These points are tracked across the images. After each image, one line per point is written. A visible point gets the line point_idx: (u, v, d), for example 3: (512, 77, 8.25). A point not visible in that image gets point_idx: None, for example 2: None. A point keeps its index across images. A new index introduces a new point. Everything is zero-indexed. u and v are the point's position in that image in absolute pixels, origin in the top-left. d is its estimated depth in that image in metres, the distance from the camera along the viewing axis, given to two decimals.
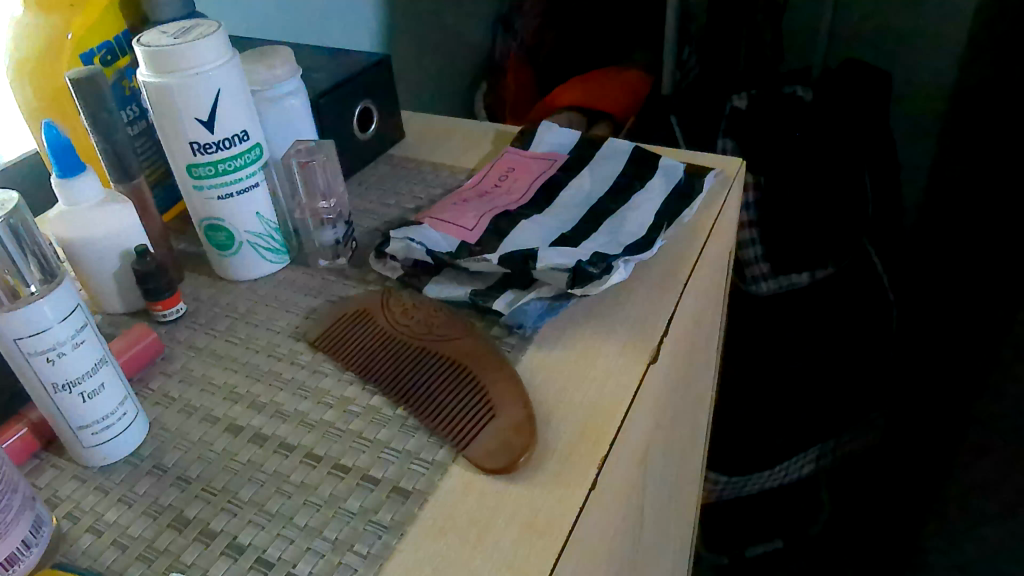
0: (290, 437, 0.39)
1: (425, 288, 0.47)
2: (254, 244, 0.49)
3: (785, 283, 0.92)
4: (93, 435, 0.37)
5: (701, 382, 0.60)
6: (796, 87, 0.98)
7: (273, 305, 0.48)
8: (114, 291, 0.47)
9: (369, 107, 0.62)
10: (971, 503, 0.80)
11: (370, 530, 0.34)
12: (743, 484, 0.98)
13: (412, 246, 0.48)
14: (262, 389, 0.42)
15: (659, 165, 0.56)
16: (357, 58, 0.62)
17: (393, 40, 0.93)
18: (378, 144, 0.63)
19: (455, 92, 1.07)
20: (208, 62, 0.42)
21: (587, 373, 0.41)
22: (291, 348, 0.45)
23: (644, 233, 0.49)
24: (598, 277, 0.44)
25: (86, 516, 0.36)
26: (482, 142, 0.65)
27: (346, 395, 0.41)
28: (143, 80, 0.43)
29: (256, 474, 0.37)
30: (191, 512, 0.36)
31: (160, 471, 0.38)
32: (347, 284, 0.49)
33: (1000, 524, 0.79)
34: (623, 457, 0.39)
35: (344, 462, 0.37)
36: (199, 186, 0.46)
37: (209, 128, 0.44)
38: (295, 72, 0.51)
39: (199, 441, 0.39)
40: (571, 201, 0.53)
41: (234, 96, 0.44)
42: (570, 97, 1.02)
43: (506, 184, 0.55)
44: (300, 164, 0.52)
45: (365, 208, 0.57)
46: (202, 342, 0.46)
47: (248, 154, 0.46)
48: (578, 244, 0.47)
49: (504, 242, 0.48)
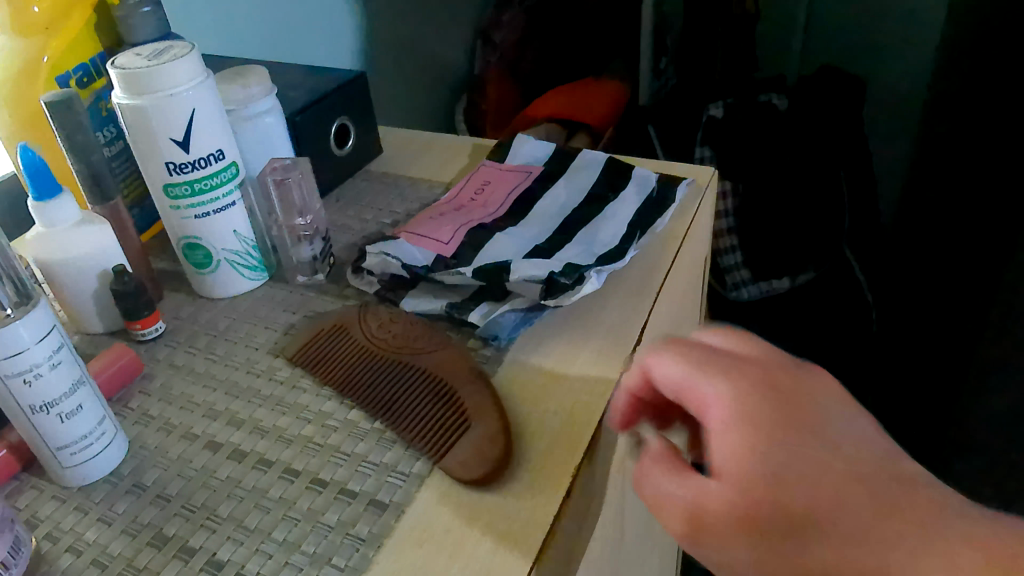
0: (268, 452, 0.39)
1: (401, 302, 0.48)
2: (232, 262, 0.49)
3: (765, 287, 0.95)
4: (72, 455, 0.37)
5: None
6: (771, 94, 0.99)
7: (252, 322, 0.49)
8: (93, 311, 0.47)
9: (346, 124, 0.62)
10: None
11: (348, 543, 0.34)
12: None
13: (388, 260, 0.49)
14: (240, 406, 0.42)
15: (632, 176, 0.56)
16: (333, 75, 0.62)
17: (372, 56, 0.93)
18: (356, 159, 0.64)
19: (435, 105, 1.08)
20: (182, 83, 0.42)
21: (562, 383, 0.42)
22: (270, 364, 0.45)
23: (617, 242, 0.50)
24: (570, 287, 0.45)
25: (66, 536, 0.36)
26: (458, 155, 0.66)
27: (324, 410, 0.41)
28: (117, 101, 0.43)
29: (234, 491, 0.37)
30: (170, 530, 0.36)
31: (139, 490, 0.38)
32: (326, 300, 0.50)
33: None
34: (600, 463, 0.40)
35: (322, 477, 0.37)
36: (176, 206, 0.46)
37: (185, 148, 0.44)
38: (270, 91, 0.52)
39: (178, 458, 0.40)
40: (546, 212, 0.53)
41: (209, 117, 0.44)
42: (549, 107, 1.01)
43: (482, 197, 0.56)
44: (276, 181, 0.52)
45: (343, 223, 0.58)
46: (181, 360, 0.46)
47: (224, 173, 0.46)
48: (551, 255, 0.48)
49: (479, 255, 0.49)
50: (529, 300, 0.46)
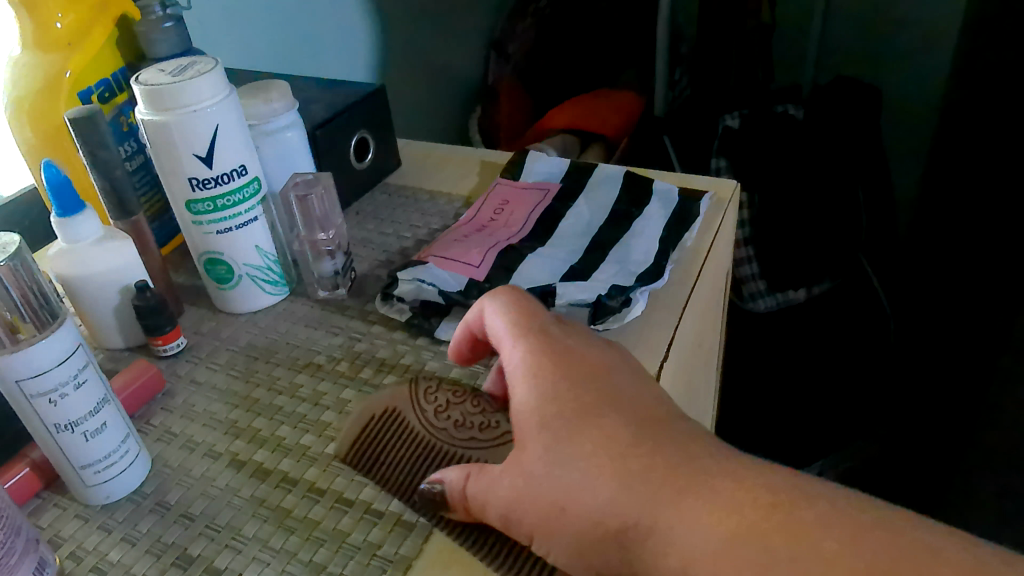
0: (293, 470, 0.39)
1: (437, 331, 0.46)
2: (253, 277, 0.49)
3: (782, 299, 0.93)
4: (96, 473, 0.37)
5: (703, 405, 0.60)
6: (787, 106, 0.98)
7: (273, 337, 0.48)
8: (114, 327, 0.47)
9: (365, 137, 0.62)
10: None
11: (375, 564, 0.34)
12: None
13: (423, 287, 0.47)
14: (263, 423, 0.42)
15: (654, 190, 0.56)
16: (350, 90, 0.62)
17: (386, 68, 0.93)
18: (374, 174, 0.64)
19: (448, 117, 1.08)
20: (206, 99, 0.42)
21: None
22: (292, 381, 0.45)
23: (652, 260, 0.49)
24: (618, 310, 0.45)
25: (89, 556, 0.36)
26: (476, 170, 0.65)
27: (347, 428, 0.41)
28: (141, 117, 0.43)
29: (259, 510, 0.37)
30: (195, 549, 0.35)
31: (163, 509, 0.38)
32: (347, 316, 0.49)
33: None
34: None
35: (347, 496, 0.37)
36: (198, 221, 0.46)
37: (207, 163, 0.44)
38: (292, 105, 0.52)
39: (201, 476, 0.39)
40: (572, 231, 0.53)
41: (231, 132, 0.44)
42: (562, 119, 1.01)
43: (503, 216, 0.55)
44: (298, 197, 0.51)
45: (363, 237, 0.58)
46: (202, 377, 0.46)
47: (246, 188, 0.46)
48: (589, 277, 0.47)
49: (514, 279, 0.48)
50: (574, 325, 0.45)
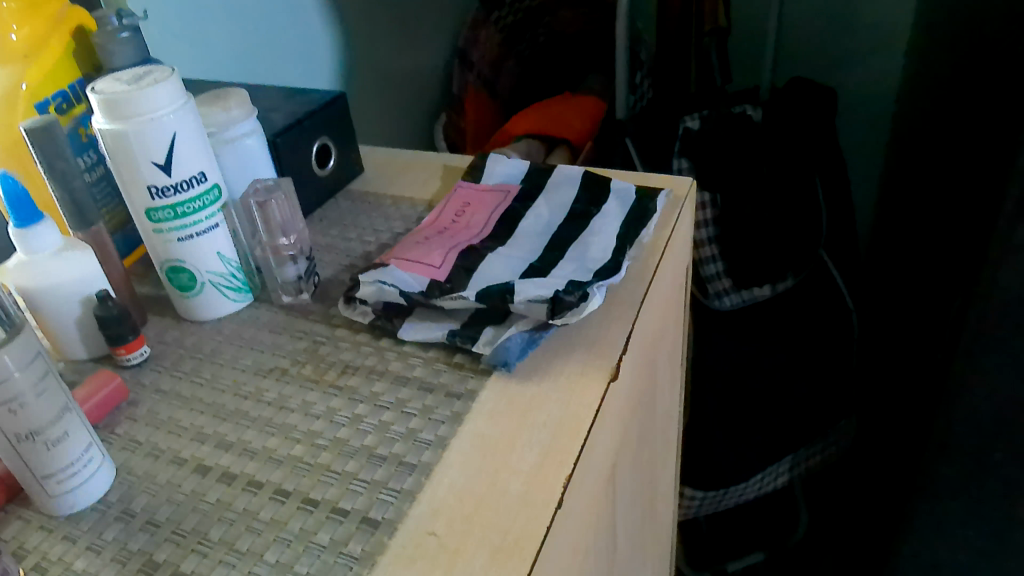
0: (258, 473, 0.39)
1: (400, 331, 0.47)
2: (216, 284, 0.49)
3: (747, 297, 0.96)
4: (59, 483, 0.37)
5: (667, 399, 0.61)
6: (746, 107, 0.98)
7: (237, 344, 0.49)
8: (77, 339, 0.47)
9: (327, 144, 0.62)
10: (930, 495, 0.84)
11: (341, 561, 0.34)
12: (719, 499, 1.01)
13: (384, 288, 0.47)
14: (229, 428, 0.42)
15: (611, 189, 0.57)
16: (311, 97, 0.63)
17: (351, 76, 0.94)
18: (338, 180, 0.64)
19: (414, 127, 1.09)
20: (163, 107, 0.43)
21: (550, 396, 0.42)
22: (257, 386, 0.45)
23: (610, 256, 0.50)
24: (575, 305, 0.45)
25: (54, 566, 0.36)
26: (438, 173, 0.66)
27: (313, 430, 0.41)
28: (98, 127, 0.43)
29: (225, 514, 0.37)
30: (160, 555, 0.35)
31: (128, 517, 0.38)
32: (311, 321, 0.50)
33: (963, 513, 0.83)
34: (588, 476, 0.40)
35: (313, 496, 0.37)
36: (159, 229, 0.46)
37: (167, 171, 0.44)
38: (251, 113, 0.52)
39: (166, 483, 0.39)
40: (532, 230, 0.54)
41: (190, 139, 0.44)
42: (526, 124, 1.03)
43: (464, 219, 0.56)
44: (259, 203, 0.51)
45: (327, 243, 0.58)
46: (167, 385, 0.46)
47: (207, 195, 0.47)
48: (548, 274, 0.48)
49: (474, 279, 0.48)
50: (534, 320, 0.46)
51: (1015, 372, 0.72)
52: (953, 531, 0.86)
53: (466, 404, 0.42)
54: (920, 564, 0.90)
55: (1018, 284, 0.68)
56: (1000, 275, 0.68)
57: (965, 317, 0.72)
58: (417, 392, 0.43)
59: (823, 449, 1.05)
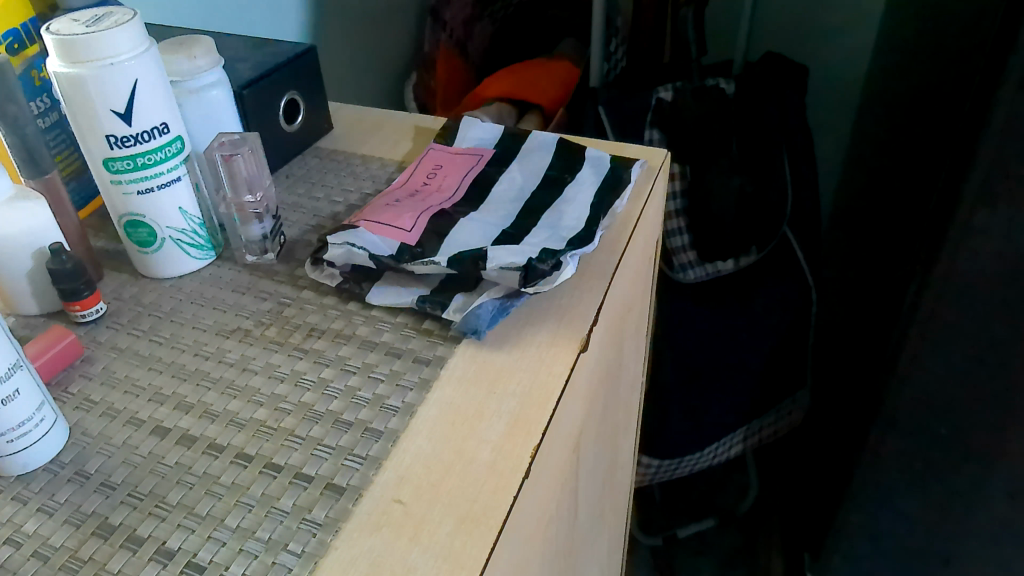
0: (219, 437, 0.38)
1: (368, 295, 0.46)
2: (177, 241, 0.48)
3: (711, 270, 0.96)
4: (8, 443, 0.35)
5: (632, 369, 0.62)
6: (718, 80, 0.98)
7: (199, 303, 0.47)
8: (28, 293, 0.45)
9: (295, 99, 0.60)
10: (876, 468, 0.87)
11: (304, 528, 0.34)
12: (674, 467, 1.04)
13: (353, 251, 0.46)
14: (189, 389, 0.41)
15: (586, 157, 0.56)
16: (280, 48, 0.60)
17: (320, 29, 0.91)
18: (306, 137, 0.62)
19: (383, 85, 1.06)
20: (124, 51, 0.40)
21: (520, 365, 0.42)
22: (218, 347, 0.44)
23: (583, 225, 0.49)
24: (549, 273, 0.45)
25: (4, 527, 0.34)
26: (409, 134, 0.64)
27: (277, 393, 0.40)
28: (53, 70, 0.41)
29: (184, 477, 0.36)
30: (117, 518, 0.35)
31: (82, 478, 0.36)
32: (276, 281, 0.49)
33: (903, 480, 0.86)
34: (555, 445, 0.40)
35: (276, 461, 0.37)
36: (117, 181, 0.44)
37: (127, 120, 0.42)
38: (218, 63, 0.50)
39: (123, 445, 0.38)
40: (504, 196, 0.53)
41: (152, 87, 0.42)
42: (497, 88, 1.01)
43: (436, 182, 0.55)
44: (224, 157, 0.50)
45: (293, 202, 0.56)
46: (124, 343, 0.44)
47: (169, 147, 0.45)
48: (521, 241, 0.47)
49: (445, 244, 0.47)
50: (506, 288, 0.45)
51: (964, 354, 0.74)
52: (895, 504, 0.89)
53: (434, 371, 0.41)
54: (863, 533, 0.93)
55: (974, 268, 0.69)
56: (956, 260, 0.69)
57: (920, 299, 0.73)
58: (384, 357, 0.42)
59: (776, 420, 1.08)
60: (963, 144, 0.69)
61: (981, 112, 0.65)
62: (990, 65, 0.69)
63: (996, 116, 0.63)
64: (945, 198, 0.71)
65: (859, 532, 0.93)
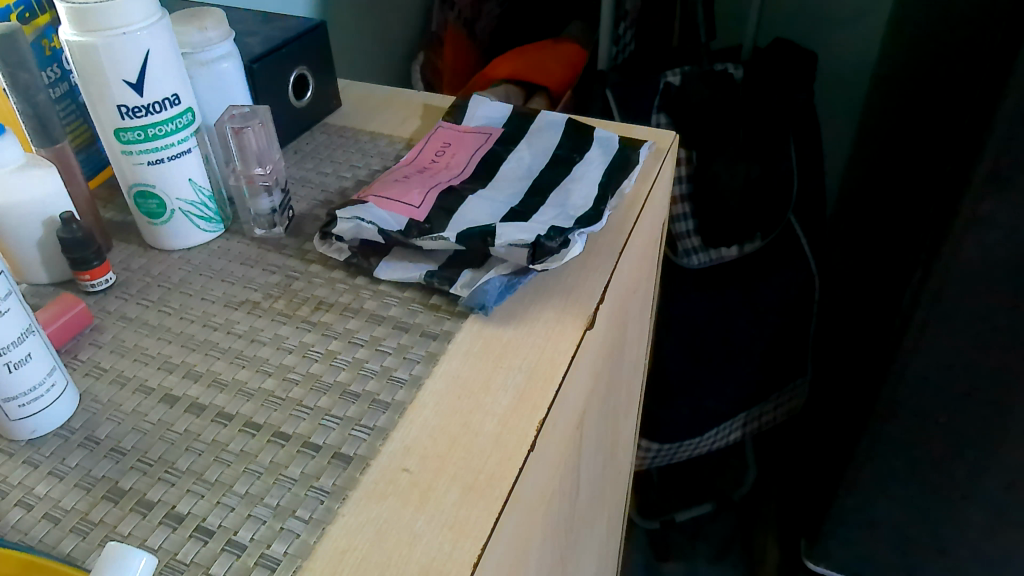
0: (228, 406, 0.39)
1: (377, 270, 0.46)
2: (187, 213, 0.48)
3: (714, 257, 0.96)
4: (20, 407, 0.36)
5: (635, 349, 0.62)
6: (728, 66, 0.99)
7: (207, 275, 0.47)
8: (38, 261, 0.45)
9: (304, 74, 0.60)
10: (874, 455, 0.87)
11: (312, 495, 0.34)
12: (674, 450, 1.05)
13: (362, 226, 0.47)
14: (198, 358, 0.41)
15: (595, 138, 0.56)
16: (289, 24, 0.60)
17: (328, 8, 0.91)
18: (314, 113, 0.62)
19: (389, 66, 1.06)
20: (136, 21, 0.41)
21: (526, 342, 0.42)
22: (227, 318, 0.44)
23: (591, 204, 0.49)
24: (557, 250, 0.45)
25: (15, 490, 0.35)
26: (417, 112, 0.64)
27: (285, 363, 0.41)
28: (66, 38, 0.41)
29: (193, 444, 0.37)
30: (126, 483, 0.35)
31: (92, 444, 0.37)
32: (285, 255, 0.49)
33: (902, 469, 0.87)
34: (560, 419, 0.41)
35: (284, 430, 0.37)
36: (128, 151, 0.44)
37: (138, 91, 0.42)
38: (227, 35, 0.50)
39: (133, 412, 0.38)
40: (512, 174, 0.53)
41: (164, 57, 0.42)
42: (506, 68, 1.00)
43: (444, 159, 0.55)
44: (234, 130, 0.50)
45: (302, 177, 0.57)
46: (133, 313, 0.45)
47: (180, 118, 0.45)
48: (529, 219, 0.47)
49: (453, 220, 0.48)
50: (514, 265, 0.46)
51: (966, 343, 0.74)
52: (892, 491, 0.90)
53: (442, 345, 0.42)
54: (859, 519, 0.94)
55: (977, 257, 0.69)
56: (961, 248, 0.69)
57: (923, 288, 0.73)
58: (392, 330, 0.43)
59: (777, 407, 1.09)
60: (971, 134, 0.69)
61: (990, 102, 0.65)
62: (1000, 54, 0.69)
63: (1006, 105, 0.62)
64: (952, 187, 0.71)
65: (856, 519, 0.94)
